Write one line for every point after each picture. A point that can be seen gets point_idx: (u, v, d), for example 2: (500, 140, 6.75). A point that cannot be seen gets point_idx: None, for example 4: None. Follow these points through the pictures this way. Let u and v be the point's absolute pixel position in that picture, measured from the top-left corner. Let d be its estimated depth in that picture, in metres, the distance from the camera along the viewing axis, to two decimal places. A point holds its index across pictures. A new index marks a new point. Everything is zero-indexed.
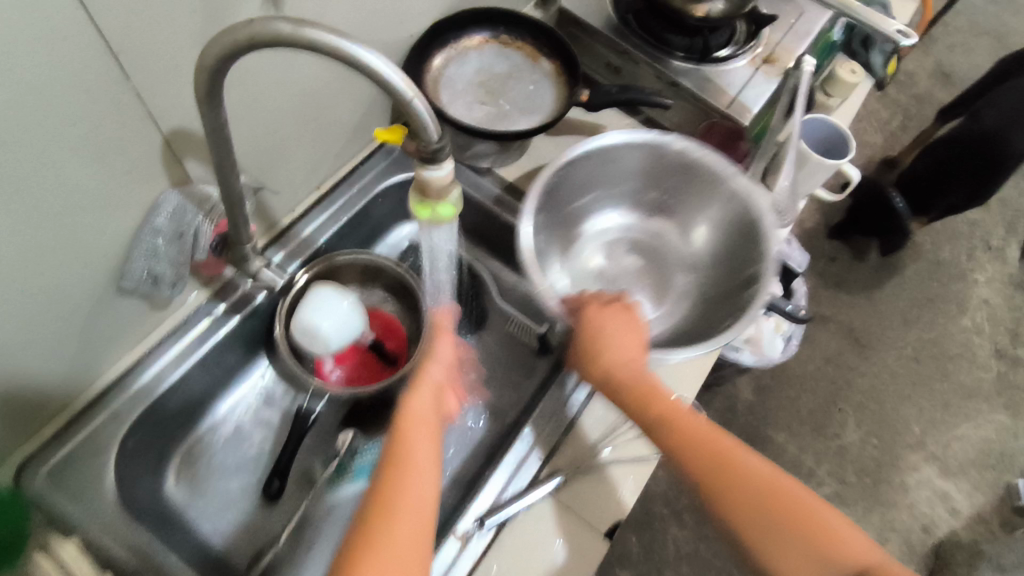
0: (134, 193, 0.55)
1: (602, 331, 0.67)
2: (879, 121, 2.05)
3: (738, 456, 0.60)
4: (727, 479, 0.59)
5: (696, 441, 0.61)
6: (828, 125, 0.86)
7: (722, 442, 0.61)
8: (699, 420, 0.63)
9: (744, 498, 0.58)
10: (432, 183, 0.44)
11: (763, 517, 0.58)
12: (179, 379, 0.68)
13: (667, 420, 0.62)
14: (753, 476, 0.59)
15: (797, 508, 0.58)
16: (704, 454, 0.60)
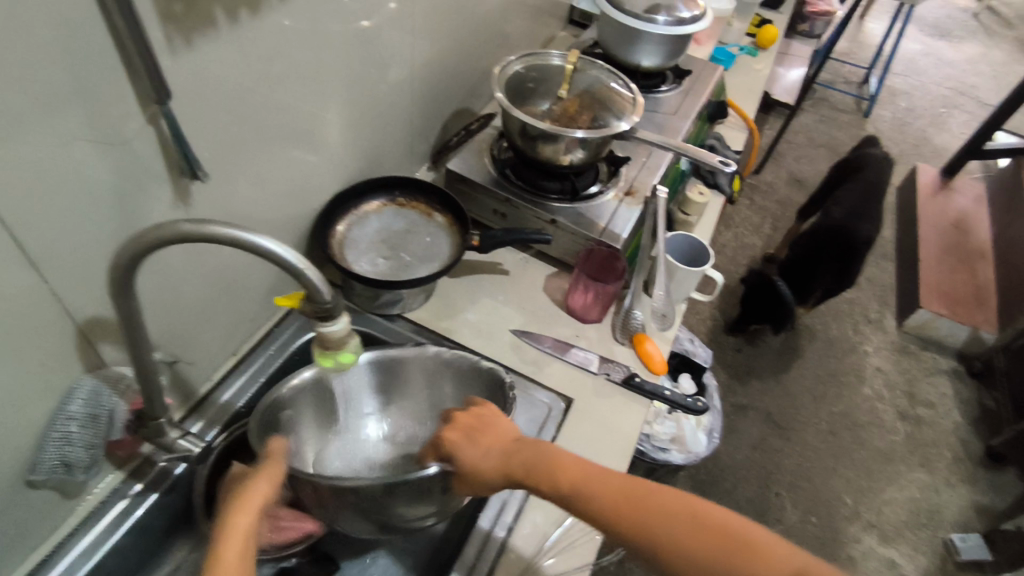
0: (46, 383, 0.58)
1: (463, 431, 0.65)
2: (752, 225, 2.33)
3: (624, 490, 0.56)
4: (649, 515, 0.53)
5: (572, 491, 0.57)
6: (686, 238, 1.00)
7: (603, 479, 0.57)
8: (569, 462, 0.59)
9: (649, 527, 0.53)
10: (331, 337, 0.50)
11: (691, 547, 0.52)
12: (92, 570, 0.65)
13: (603, 477, 0.57)
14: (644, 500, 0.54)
15: (695, 513, 0.53)
16: (608, 500, 0.56)
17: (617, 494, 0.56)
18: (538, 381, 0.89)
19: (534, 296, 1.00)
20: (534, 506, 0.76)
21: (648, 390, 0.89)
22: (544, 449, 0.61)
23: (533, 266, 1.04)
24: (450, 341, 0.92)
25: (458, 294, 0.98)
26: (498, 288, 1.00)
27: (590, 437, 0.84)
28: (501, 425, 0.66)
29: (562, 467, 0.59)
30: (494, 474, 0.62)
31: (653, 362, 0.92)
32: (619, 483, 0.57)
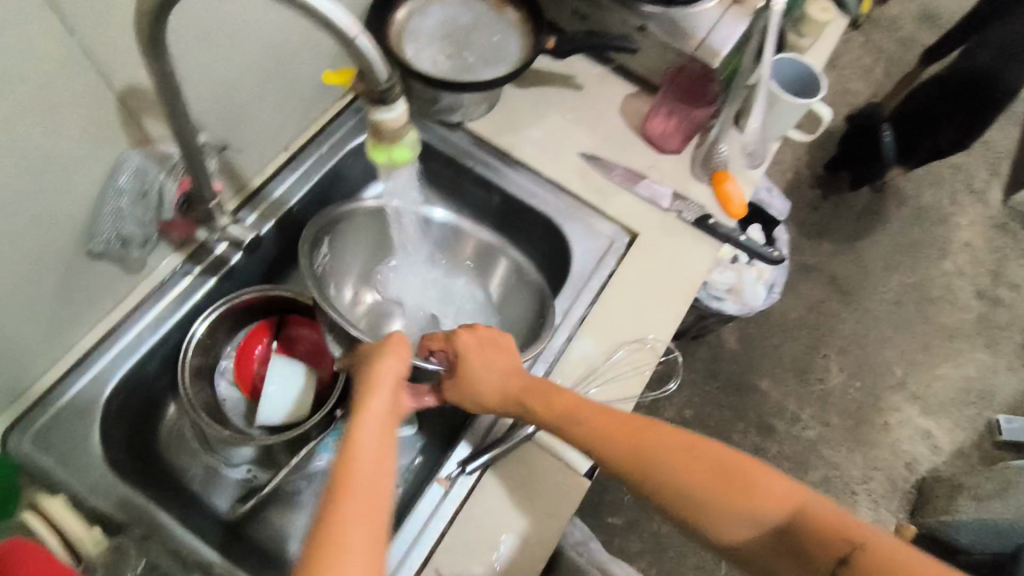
0: (93, 153, 0.55)
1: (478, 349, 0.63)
2: (861, 68, 2.03)
3: (708, 464, 0.53)
4: (717, 486, 0.52)
5: (610, 441, 0.57)
6: (798, 63, 0.85)
7: (695, 459, 0.54)
8: (639, 425, 0.58)
9: (694, 498, 0.52)
10: (386, 126, 0.44)
11: (737, 508, 0.51)
12: (159, 343, 0.68)
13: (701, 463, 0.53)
14: (734, 474, 0.52)
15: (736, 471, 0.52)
16: (677, 465, 0.54)
17: (701, 462, 0.53)
18: (602, 211, 0.83)
19: (608, 117, 0.89)
20: (586, 334, 0.74)
21: (722, 233, 0.81)
22: (547, 388, 0.61)
23: (611, 82, 0.92)
24: (512, 159, 0.85)
25: (524, 108, 0.89)
26: (569, 103, 0.90)
27: (651, 274, 0.79)
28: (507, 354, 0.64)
29: (622, 424, 0.58)
30: (498, 399, 0.63)
31: (732, 205, 0.84)
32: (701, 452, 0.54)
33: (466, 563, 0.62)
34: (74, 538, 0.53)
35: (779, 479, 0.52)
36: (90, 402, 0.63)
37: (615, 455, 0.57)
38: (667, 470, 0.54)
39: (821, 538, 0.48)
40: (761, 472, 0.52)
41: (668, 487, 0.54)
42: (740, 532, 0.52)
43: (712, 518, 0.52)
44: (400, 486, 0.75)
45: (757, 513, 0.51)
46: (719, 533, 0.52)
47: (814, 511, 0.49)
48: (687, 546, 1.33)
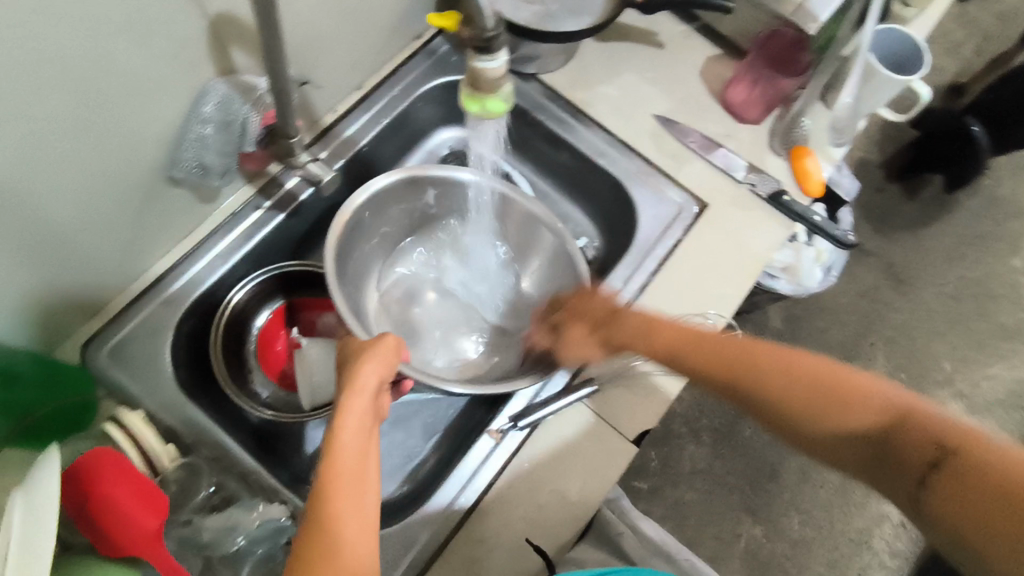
0: (179, 78, 0.56)
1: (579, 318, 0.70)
2: (951, 41, 1.89)
3: (803, 374, 0.53)
4: (822, 393, 0.52)
5: (708, 372, 0.59)
6: (900, 36, 0.80)
7: (803, 365, 0.54)
8: (730, 344, 0.59)
9: (799, 405, 0.53)
10: (484, 75, 0.42)
11: (829, 413, 0.51)
12: (228, 272, 0.70)
13: (797, 372, 0.54)
14: (836, 381, 0.52)
15: (830, 376, 0.52)
16: (778, 389, 0.54)
17: (800, 378, 0.53)
18: (673, 178, 0.80)
19: (688, 79, 0.85)
20: (645, 303, 0.73)
21: (797, 212, 0.78)
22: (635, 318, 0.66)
23: (694, 42, 0.87)
24: (583, 116, 0.83)
25: (601, 63, 0.86)
26: (648, 61, 0.86)
27: (718, 247, 0.77)
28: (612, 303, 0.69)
29: (720, 345, 0.59)
30: (595, 349, 0.69)
31: (809, 183, 0.80)
32: (799, 366, 0.54)
33: (509, 513, 0.64)
34: (152, 452, 0.54)
35: (882, 385, 0.51)
36: (163, 323, 0.65)
37: (715, 376, 0.59)
38: (763, 394, 0.55)
39: (918, 436, 0.46)
40: (853, 377, 0.51)
41: (773, 399, 0.54)
42: (846, 427, 0.50)
43: (819, 415, 0.52)
44: (447, 433, 0.77)
45: (862, 409, 0.50)
46: (824, 437, 0.52)
47: (913, 413, 0.47)
48: (709, 516, 1.35)
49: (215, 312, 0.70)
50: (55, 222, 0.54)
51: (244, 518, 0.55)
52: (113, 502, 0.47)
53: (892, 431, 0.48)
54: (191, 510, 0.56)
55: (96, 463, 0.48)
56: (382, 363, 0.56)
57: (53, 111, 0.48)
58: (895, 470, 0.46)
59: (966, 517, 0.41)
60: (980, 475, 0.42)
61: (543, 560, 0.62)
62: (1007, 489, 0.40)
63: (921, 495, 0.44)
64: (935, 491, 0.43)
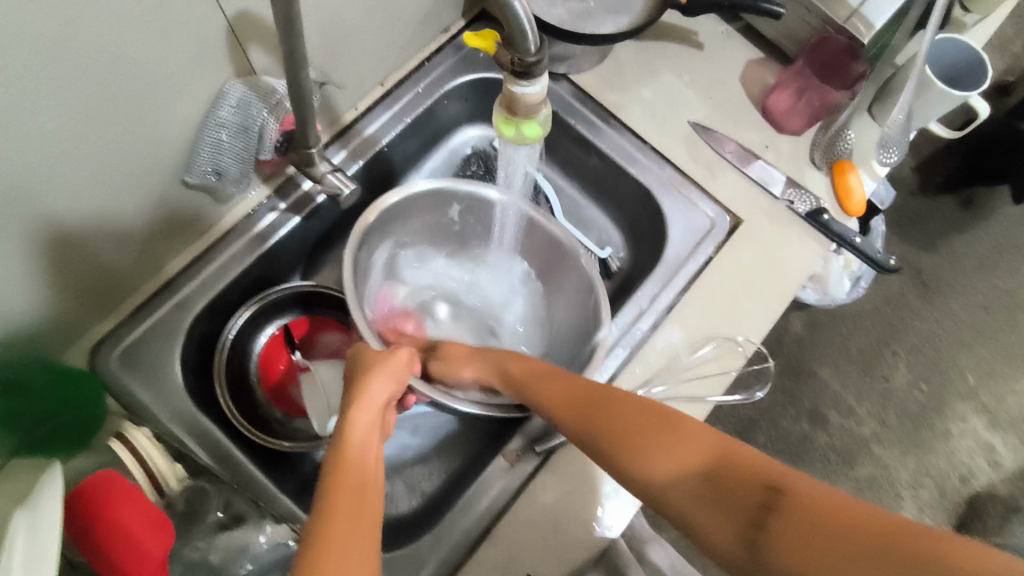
0: (196, 80, 0.53)
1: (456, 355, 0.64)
2: (999, 37, 1.79)
3: (652, 417, 0.48)
4: (661, 441, 0.45)
5: (564, 415, 0.53)
6: (960, 47, 0.74)
7: (642, 415, 0.48)
8: (587, 386, 0.53)
9: (642, 450, 0.46)
10: (522, 101, 0.39)
11: (673, 460, 0.44)
12: (242, 275, 0.67)
13: (641, 413, 0.48)
14: (681, 427, 0.46)
15: (671, 418, 0.47)
16: (630, 424, 0.48)
17: (644, 419, 0.48)
18: (706, 189, 0.77)
19: (727, 83, 0.81)
20: (673, 323, 0.70)
21: (836, 232, 0.74)
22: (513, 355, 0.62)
23: (735, 43, 0.83)
24: (615, 120, 0.79)
25: (636, 63, 0.81)
26: (685, 62, 0.81)
27: (751, 266, 0.73)
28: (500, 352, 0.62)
29: (581, 387, 0.53)
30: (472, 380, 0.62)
31: (851, 201, 0.76)
32: (644, 410, 0.49)
33: (523, 539, 0.62)
34: (158, 471, 0.53)
35: (712, 432, 0.45)
36: (175, 328, 0.63)
37: (570, 419, 0.52)
38: (607, 439, 0.48)
39: (743, 481, 0.40)
40: (693, 425, 0.46)
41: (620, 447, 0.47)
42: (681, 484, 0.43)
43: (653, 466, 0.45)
44: (461, 445, 0.75)
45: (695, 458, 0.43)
46: (665, 487, 0.43)
47: (743, 458, 0.42)
48: None
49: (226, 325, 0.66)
50: (66, 227, 0.52)
51: (253, 539, 0.54)
52: (120, 525, 0.46)
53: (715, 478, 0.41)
54: (199, 532, 0.54)
55: (104, 484, 0.47)
56: (393, 376, 0.54)
57: (64, 117, 0.45)
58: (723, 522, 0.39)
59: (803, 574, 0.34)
60: (810, 519, 0.35)
61: None
62: (856, 527, 0.33)
63: (757, 539, 0.37)
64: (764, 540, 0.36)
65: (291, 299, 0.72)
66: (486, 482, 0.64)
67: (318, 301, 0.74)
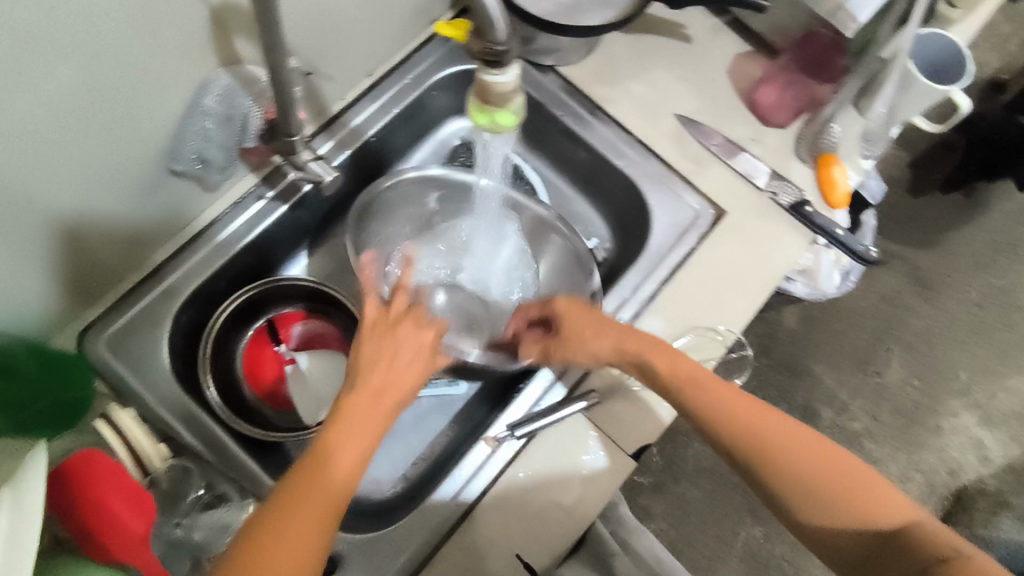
0: (181, 71, 0.53)
1: (581, 310, 0.67)
2: (997, 35, 1.79)
3: (819, 458, 0.56)
4: (826, 493, 0.55)
5: (736, 440, 0.58)
6: (944, 43, 0.75)
7: (812, 457, 0.56)
8: (766, 412, 0.59)
9: (817, 501, 0.55)
10: (493, 90, 0.40)
11: (851, 514, 0.54)
12: (230, 264, 0.68)
13: (815, 459, 0.56)
14: (849, 481, 0.55)
15: (846, 471, 0.56)
16: (804, 464, 0.56)
17: (826, 466, 0.56)
18: (691, 182, 0.77)
19: (715, 77, 0.81)
20: (654, 313, 0.71)
21: (819, 224, 0.75)
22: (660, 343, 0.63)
23: (724, 37, 0.83)
24: (603, 113, 0.79)
25: (625, 56, 0.82)
26: (673, 56, 0.82)
27: (734, 257, 0.74)
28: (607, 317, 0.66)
29: (739, 410, 0.59)
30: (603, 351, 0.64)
31: (834, 194, 0.77)
32: (826, 455, 0.56)
33: (503, 523, 0.63)
34: (142, 450, 0.54)
35: (891, 491, 0.55)
36: (162, 315, 0.64)
37: (726, 435, 0.59)
38: (781, 472, 0.56)
39: (916, 549, 0.51)
40: (876, 480, 0.55)
41: (787, 490, 0.56)
42: (854, 540, 0.54)
43: (827, 516, 0.55)
44: (445, 432, 0.76)
45: (876, 517, 0.54)
46: (834, 538, 0.55)
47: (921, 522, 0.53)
48: (709, 515, 1.35)
49: (214, 318, 0.67)
50: (53, 215, 0.53)
51: (235, 518, 0.55)
52: (104, 505, 0.48)
53: (892, 540, 0.53)
54: (183, 510, 0.55)
55: (88, 464, 0.49)
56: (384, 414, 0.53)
57: (48, 107, 0.46)
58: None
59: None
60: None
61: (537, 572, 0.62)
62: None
63: None
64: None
65: (276, 291, 0.72)
66: (467, 467, 0.65)
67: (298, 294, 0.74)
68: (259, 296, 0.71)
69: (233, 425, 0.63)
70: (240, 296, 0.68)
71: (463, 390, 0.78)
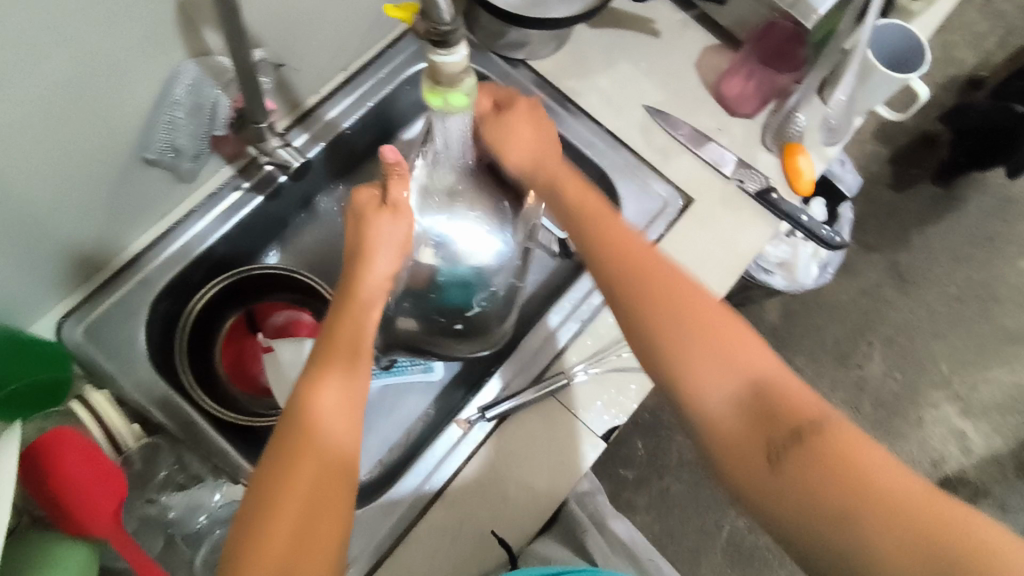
0: (151, 62, 0.55)
1: (524, 125, 0.62)
2: (972, 33, 1.82)
3: (706, 320, 0.50)
4: (696, 320, 0.50)
5: (632, 297, 0.52)
6: (902, 33, 0.77)
7: (698, 300, 0.51)
8: (662, 278, 0.52)
9: (686, 346, 0.49)
10: (443, 70, 0.42)
11: (721, 351, 0.49)
12: (205, 254, 0.70)
13: (702, 321, 0.50)
14: (734, 343, 0.50)
15: (730, 337, 0.50)
16: (692, 327, 0.50)
17: (711, 328, 0.50)
18: (659, 171, 0.79)
19: (681, 70, 0.83)
20: None
21: (785, 211, 0.77)
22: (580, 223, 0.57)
23: (690, 32, 0.85)
24: (572, 105, 0.81)
25: (593, 49, 0.84)
26: (641, 50, 0.84)
27: (702, 244, 0.76)
28: (551, 154, 0.63)
29: (625, 246, 0.55)
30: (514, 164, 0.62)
31: (800, 181, 0.78)
32: (715, 321, 0.50)
33: (475, 503, 0.65)
34: (118, 433, 0.55)
35: (778, 368, 0.49)
36: (138, 303, 0.66)
37: (618, 286, 0.53)
38: (664, 340, 0.50)
39: (787, 414, 0.47)
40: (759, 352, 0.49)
41: (666, 334, 0.50)
42: (724, 393, 0.48)
43: (693, 367, 0.49)
44: (421, 418, 0.77)
45: (748, 373, 0.49)
46: (703, 390, 0.49)
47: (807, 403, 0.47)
48: (693, 509, 1.36)
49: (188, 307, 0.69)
50: (28, 205, 0.55)
51: (206, 497, 0.57)
52: (72, 483, 0.49)
53: (760, 403, 0.48)
54: (155, 488, 0.57)
55: (58, 441, 0.49)
56: (347, 413, 0.49)
57: (20, 97, 0.48)
58: (752, 434, 0.47)
59: (802, 511, 0.43)
60: (836, 459, 0.43)
61: (506, 551, 0.63)
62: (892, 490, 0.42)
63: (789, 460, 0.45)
64: (786, 473, 0.44)
65: (253, 280, 0.73)
66: (438, 449, 0.66)
67: (275, 284, 0.75)
68: (235, 285, 0.72)
69: (198, 401, 0.65)
70: (213, 285, 0.70)
71: (438, 375, 0.79)
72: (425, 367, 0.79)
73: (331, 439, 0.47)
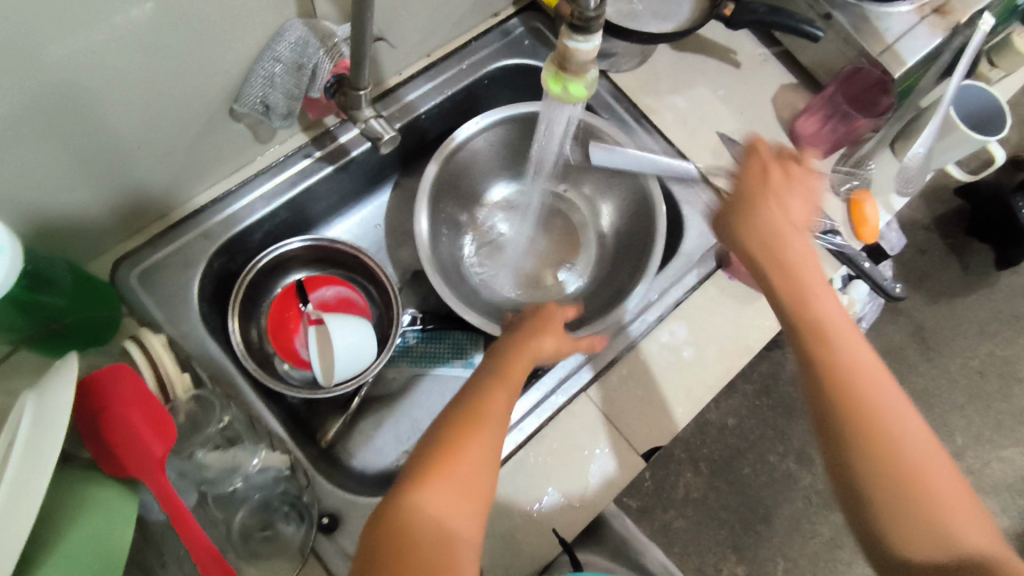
0: (261, 14, 0.55)
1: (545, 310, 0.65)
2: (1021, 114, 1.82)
3: (930, 480, 0.48)
4: (915, 495, 0.47)
5: (872, 450, 0.48)
6: (984, 96, 0.78)
7: (941, 473, 0.48)
8: (928, 454, 0.49)
9: (891, 494, 0.48)
10: (576, 55, 0.41)
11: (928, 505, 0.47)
12: (267, 216, 0.69)
13: (912, 468, 0.48)
14: (945, 514, 0.47)
15: (940, 491, 0.47)
16: (901, 474, 0.48)
17: (911, 474, 0.48)
18: (724, 198, 0.79)
19: (758, 103, 0.83)
20: (679, 319, 0.72)
21: (847, 254, 0.76)
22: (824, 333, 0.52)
23: (770, 67, 0.85)
24: (647, 122, 0.81)
25: (672, 71, 0.84)
26: (720, 78, 0.84)
27: None
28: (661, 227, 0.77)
29: (867, 395, 0.49)
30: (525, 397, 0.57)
31: (864, 228, 0.78)
32: (918, 470, 0.48)
33: (507, 507, 0.63)
34: (166, 375, 0.54)
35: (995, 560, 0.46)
36: (197, 255, 0.65)
37: (842, 416, 0.49)
38: (868, 470, 0.48)
39: None
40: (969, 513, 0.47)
41: (895, 485, 0.48)
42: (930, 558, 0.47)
43: (917, 509, 0.47)
44: None
45: (963, 541, 0.46)
46: (909, 545, 0.47)
47: None
48: (694, 547, 1.33)
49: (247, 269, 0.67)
50: (111, 139, 0.54)
51: (246, 460, 0.57)
52: (128, 421, 0.47)
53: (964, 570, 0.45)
54: (199, 441, 0.55)
55: (113, 377, 0.49)
56: (458, 509, 0.47)
57: (133, 32, 0.48)
58: None
59: None
60: None
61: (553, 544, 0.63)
62: None
63: None
64: None
65: (311, 251, 0.73)
66: None
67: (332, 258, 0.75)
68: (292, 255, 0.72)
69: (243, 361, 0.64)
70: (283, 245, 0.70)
71: None
72: (466, 361, 0.77)
73: (446, 503, 0.47)
